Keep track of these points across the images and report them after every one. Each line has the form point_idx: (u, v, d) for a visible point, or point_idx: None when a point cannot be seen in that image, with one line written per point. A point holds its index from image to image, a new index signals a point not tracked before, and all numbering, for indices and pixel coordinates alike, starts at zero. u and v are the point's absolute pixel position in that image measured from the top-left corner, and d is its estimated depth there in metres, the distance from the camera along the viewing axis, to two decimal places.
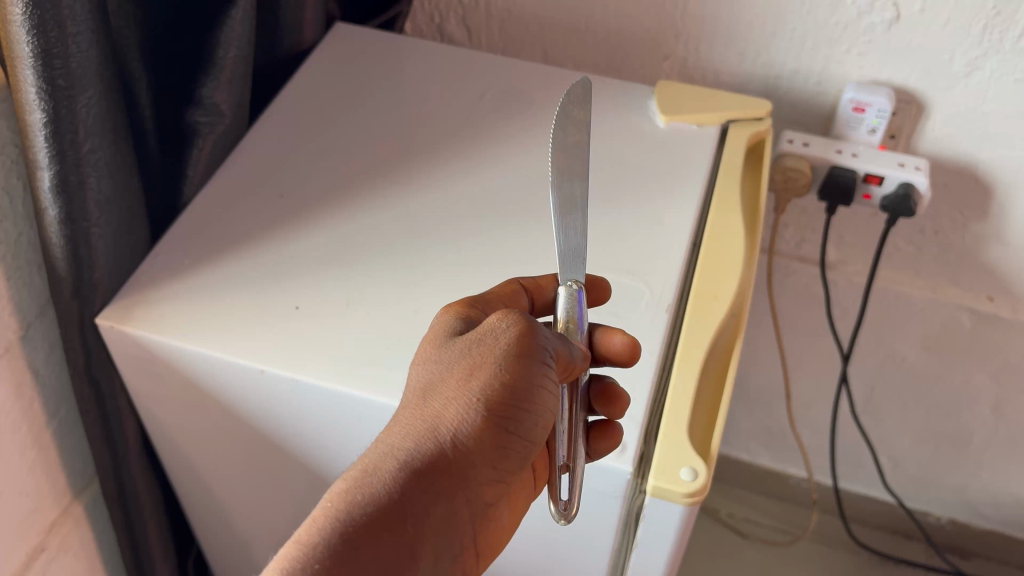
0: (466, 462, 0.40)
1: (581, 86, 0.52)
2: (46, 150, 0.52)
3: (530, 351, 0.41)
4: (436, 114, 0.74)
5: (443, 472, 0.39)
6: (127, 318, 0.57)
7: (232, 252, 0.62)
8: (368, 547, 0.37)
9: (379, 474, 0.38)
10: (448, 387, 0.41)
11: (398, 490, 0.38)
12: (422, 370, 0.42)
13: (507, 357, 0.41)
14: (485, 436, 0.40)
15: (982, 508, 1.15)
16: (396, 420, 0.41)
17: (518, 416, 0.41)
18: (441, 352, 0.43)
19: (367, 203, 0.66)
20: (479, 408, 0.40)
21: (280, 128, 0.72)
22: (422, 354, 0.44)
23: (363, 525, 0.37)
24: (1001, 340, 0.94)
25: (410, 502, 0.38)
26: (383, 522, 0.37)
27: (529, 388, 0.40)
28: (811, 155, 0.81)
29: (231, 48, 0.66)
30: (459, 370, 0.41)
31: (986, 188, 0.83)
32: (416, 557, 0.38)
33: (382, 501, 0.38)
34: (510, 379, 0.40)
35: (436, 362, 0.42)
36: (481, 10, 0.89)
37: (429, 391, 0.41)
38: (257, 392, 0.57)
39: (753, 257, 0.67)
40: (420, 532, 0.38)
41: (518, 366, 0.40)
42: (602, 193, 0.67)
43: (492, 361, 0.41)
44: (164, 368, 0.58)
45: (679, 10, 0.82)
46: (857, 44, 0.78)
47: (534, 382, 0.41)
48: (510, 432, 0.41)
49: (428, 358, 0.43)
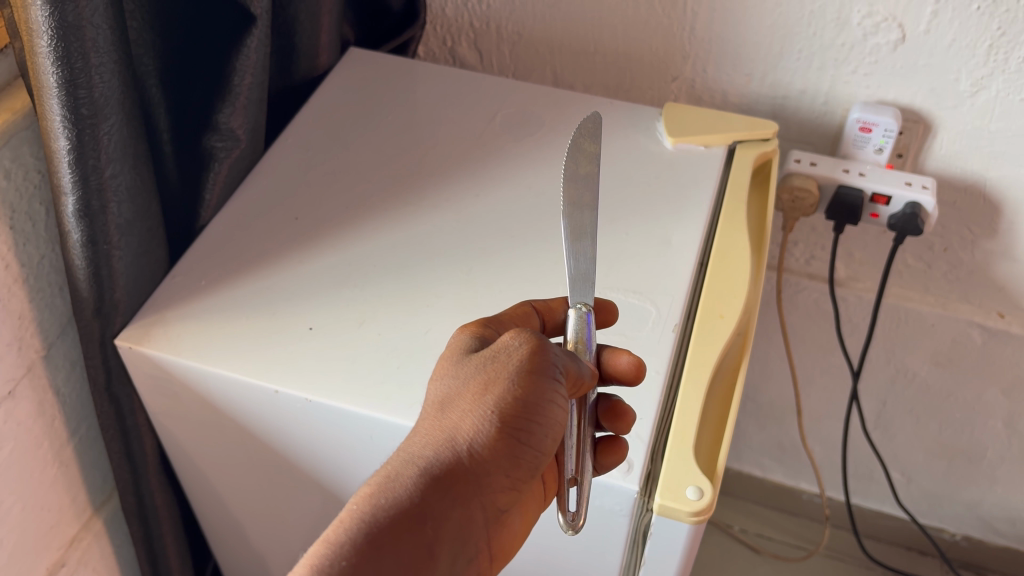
0: (482, 468, 0.41)
1: (591, 120, 0.54)
2: (70, 175, 0.53)
3: (540, 367, 0.42)
4: (447, 136, 0.76)
5: (459, 479, 0.41)
6: (145, 339, 0.59)
7: (247, 273, 0.63)
8: (390, 547, 0.38)
9: (402, 480, 0.40)
10: (463, 399, 0.42)
11: (418, 494, 0.39)
12: (440, 384, 0.44)
13: (520, 372, 0.42)
14: (499, 446, 0.41)
15: (996, 523, 1.14)
16: (415, 432, 0.43)
17: (531, 427, 0.42)
18: (458, 368, 0.44)
19: (378, 225, 0.67)
20: (494, 418, 0.41)
21: (296, 150, 0.74)
22: (438, 369, 0.45)
23: (386, 525, 0.38)
24: (1012, 355, 0.95)
25: (430, 504, 0.39)
26: (406, 523, 0.38)
27: (540, 401, 0.42)
28: (818, 174, 0.81)
29: (247, 75, 0.66)
30: (475, 383, 0.42)
31: (994, 204, 0.84)
32: (435, 556, 0.39)
33: (404, 501, 0.39)
34: (522, 393, 0.42)
35: (453, 377, 0.44)
36: (492, 34, 0.91)
37: (448, 404, 0.42)
38: (271, 411, 0.58)
39: (760, 274, 0.67)
40: (439, 535, 0.39)
41: (530, 381, 0.42)
42: (610, 213, 0.68)
43: (505, 375, 0.42)
44: (180, 388, 0.60)
45: (687, 31, 0.83)
46: (863, 65, 0.79)
47: (545, 396, 0.42)
48: (522, 442, 0.42)
49: (446, 372, 0.44)
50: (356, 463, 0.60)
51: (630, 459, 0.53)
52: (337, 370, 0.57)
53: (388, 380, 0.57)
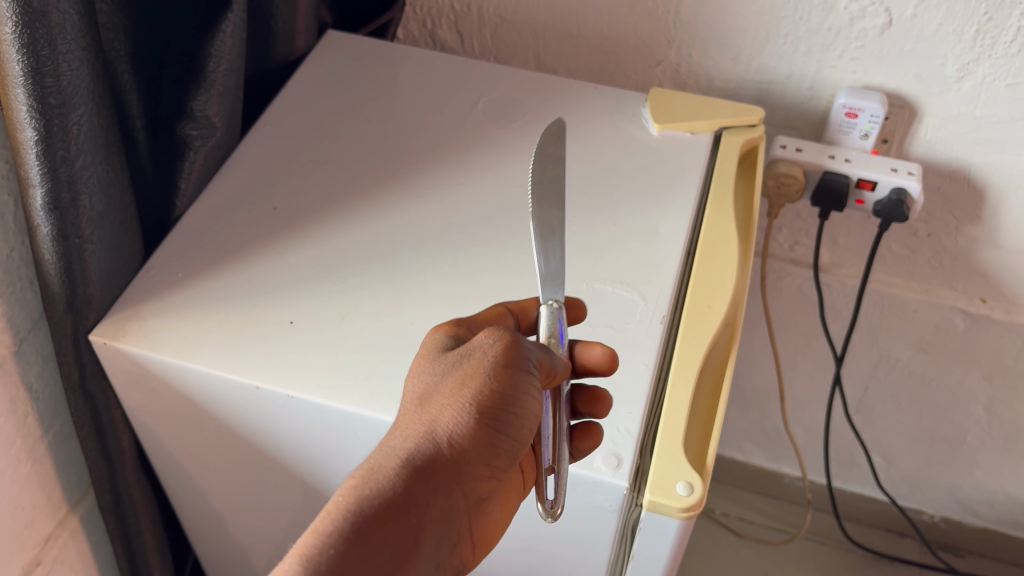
0: (463, 458, 0.40)
1: (556, 126, 0.56)
2: (38, 167, 0.50)
3: (517, 359, 0.42)
4: (430, 122, 0.74)
5: (441, 468, 0.40)
6: (121, 334, 0.57)
7: (226, 265, 0.62)
8: (377, 535, 0.37)
9: (383, 471, 0.39)
10: (441, 391, 0.41)
11: (401, 484, 0.38)
12: (418, 381, 0.43)
13: (498, 364, 0.41)
14: (479, 435, 0.40)
15: (974, 505, 1.16)
16: (394, 428, 0.42)
17: (509, 416, 0.41)
18: (435, 364, 0.43)
19: (361, 216, 0.66)
20: (473, 409, 0.40)
21: (274, 137, 0.72)
22: (416, 366, 0.44)
23: (370, 515, 0.37)
24: (994, 340, 0.95)
25: (415, 493, 0.38)
26: (389, 513, 0.37)
27: (518, 392, 0.41)
28: (804, 161, 0.80)
29: (222, 61, 0.63)
30: (453, 377, 0.42)
31: (979, 191, 0.84)
32: (420, 544, 0.38)
33: (386, 490, 0.38)
34: (500, 384, 0.41)
35: (431, 373, 0.43)
36: (473, 16, 0.89)
37: (426, 398, 0.41)
38: (253, 407, 0.57)
39: (748, 263, 0.66)
40: (424, 525, 0.38)
41: (507, 372, 0.41)
42: (596, 204, 0.67)
43: (482, 368, 0.41)
44: (159, 384, 0.58)
45: (672, 14, 0.82)
46: (850, 49, 0.79)
47: (521, 387, 0.41)
48: (502, 432, 0.41)
49: (423, 369, 0.43)
50: (341, 460, 0.59)
51: (620, 455, 0.52)
52: (321, 366, 0.56)
53: (376, 374, 0.55)
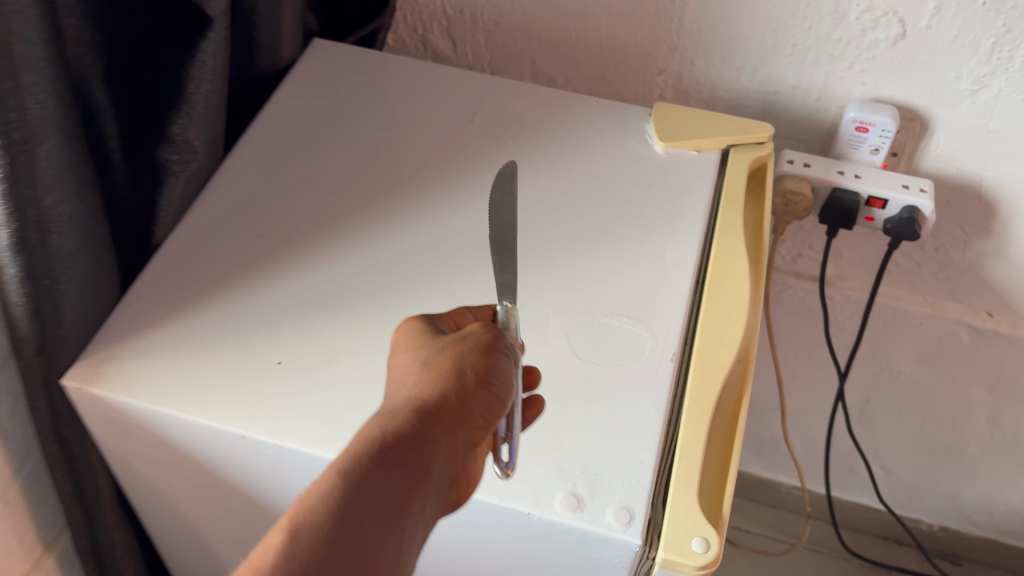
0: (463, 412, 0.42)
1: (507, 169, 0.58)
2: (3, 207, 0.46)
3: (498, 341, 0.45)
4: (423, 139, 0.71)
5: (441, 425, 0.41)
6: (96, 378, 0.53)
7: (209, 299, 0.58)
8: (388, 476, 0.38)
9: (390, 420, 0.40)
10: (437, 358, 0.43)
11: (407, 432, 0.40)
12: (408, 353, 0.45)
13: (485, 342, 0.44)
14: (474, 398, 0.42)
15: (973, 514, 1.15)
16: (388, 395, 0.43)
17: (501, 380, 0.43)
18: (420, 343, 0.45)
19: (352, 243, 0.62)
20: (471, 371, 0.43)
21: (257, 157, 0.68)
22: (403, 342, 0.45)
23: (386, 453, 0.38)
24: (1000, 355, 0.93)
25: (418, 440, 0.40)
26: (403, 452, 0.39)
27: (503, 368, 0.44)
28: (812, 177, 0.77)
29: (203, 83, 0.60)
30: (446, 347, 0.44)
31: (990, 205, 0.81)
32: (429, 484, 0.39)
33: (397, 433, 0.39)
34: (487, 359, 0.44)
35: (418, 349, 0.44)
36: (465, 21, 0.85)
37: (422, 365, 0.43)
38: (238, 455, 0.54)
39: (759, 291, 0.63)
40: (426, 470, 0.39)
41: (493, 349, 0.44)
42: (599, 229, 0.64)
43: (474, 340, 0.44)
44: (138, 429, 0.55)
45: (675, 22, 0.78)
46: (860, 60, 0.75)
47: (502, 362, 0.44)
48: (492, 399, 0.43)
49: (409, 347, 0.45)
50: None
51: (632, 509, 0.49)
52: (309, 413, 0.52)
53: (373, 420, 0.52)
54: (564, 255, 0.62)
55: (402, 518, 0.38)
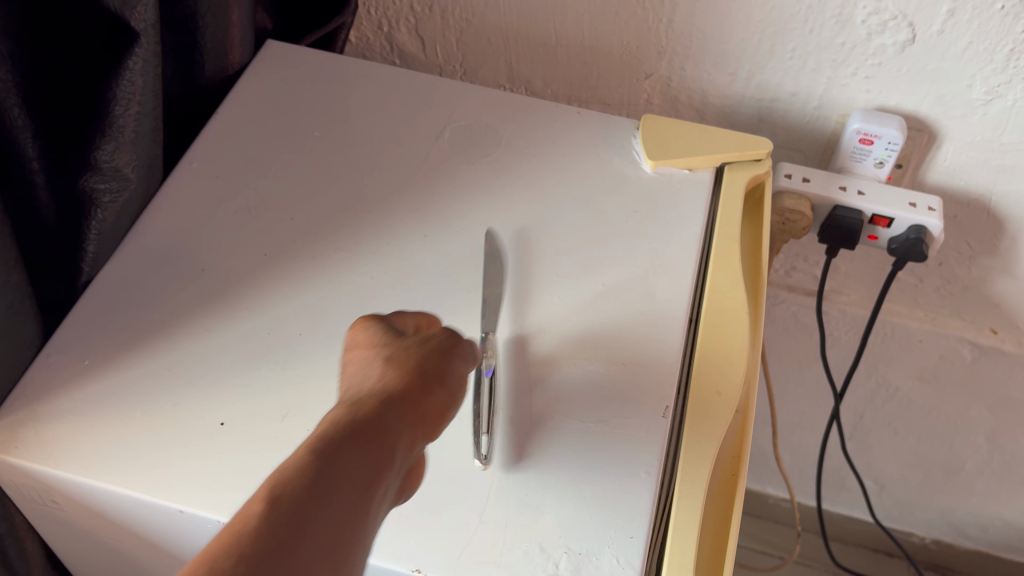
0: (423, 407, 0.39)
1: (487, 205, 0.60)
2: None
3: (459, 344, 0.43)
4: (387, 156, 0.64)
5: (409, 411, 0.38)
6: (10, 446, 0.47)
7: (142, 347, 0.51)
8: (358, 458, 0.34)
9: (353, 408, 0.37)
10: (395, 355, 0.41)
11: (373, 416, 0.36)
12: (363, 354, 0.42)
13: (444, 343, 0.42)
14: (435, 392, 0.40)
15: (967, 528, 1.11)
16: (343, 391, 0.40)
17: (457, 382, 0.41)
18: (375, 344, 0.42)
19: (306, 278, 0.56)
20: (432, 368, 0.40)
21: (201, 178, 0.61)
22: (357, 346, 0.43)
23: (350, 439, 0.35)
24: (1003, 374, 0.87)
25: (384, 426, 0.36)
26: (369, 432, 0.36)
27: (461, 372, 0.42)
28: (812, 194, 0.71)
29: (131, 103, 0.53)
30: (404, 349, 0.41)
31: (999, 220, 0.75)
32: (391, 474, 0.36)
33: (361, 421, 0.36)
34: (447, 359, 0.41)
35: (374, 350, 0.42)
36: (435, 20, 0.79)
37: (383, 360, 0.41)
38: (178, 529, 0.47)
39: (758, 332, 0.58)
40: (393, 457, 0.36)
41: (451, 351, 0.42)
42: (582, 260, 0.58)
43: (436, 341, 0.42)
44: (63, 500, 0.48)
45: (664, 24, 0.72)
46: (864, 67, 0.68)
47: (460, 363, 0.42)
48: (452, 397, 0.41)
49: (363, 350, 0.42)
50: None
51: None
52: (254, 482, 0.46)
53: None
54: (543, 292, 0.56)
55: (368, 499, 0.34)
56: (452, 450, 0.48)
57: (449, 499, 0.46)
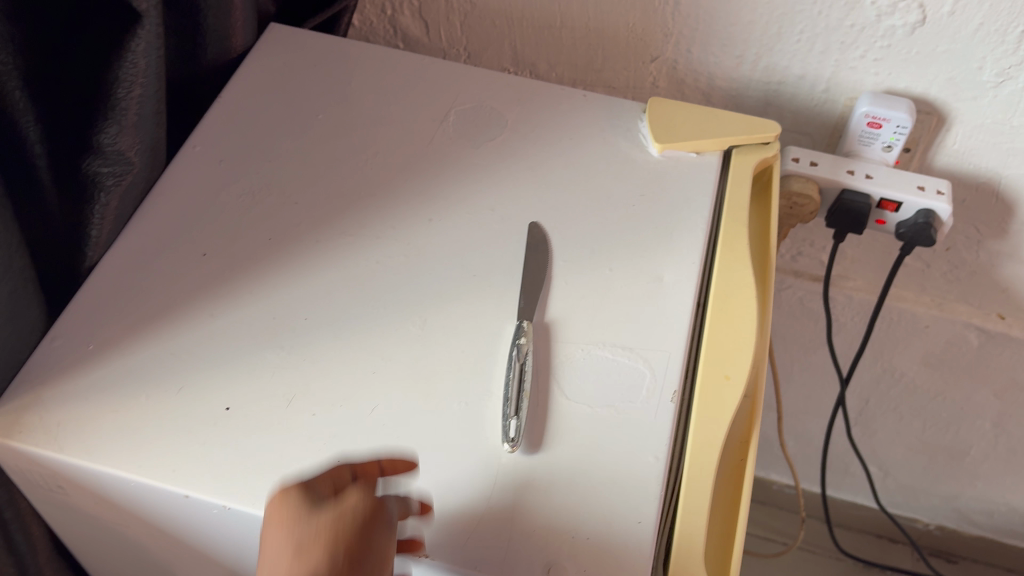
0: None
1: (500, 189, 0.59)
2: None
3: (378, 518, 0.42)
4: (392, 140, 0.63)
5: None
6: (14, 430, 0.46)
7: (147, 332, 0.51)
8: None
9: None
10: (311, 551, 0.40)
11: None
12: (282, 531, 0.41)
13: (362, 527, 0.41)
14: None
15: (971, 514, 1.11)
16: None
17: (375, 562, 0.41)
18: (295, 515, 0.41)
19: (311, 262, 0.55)
20: (343, 555, 0.40)
21: (206, 161, 0.60)
22: (274, 517, 0.42)
23: None
24: (1009, 359, 0.87)
25: None
26: None
27: (380, 549, 0.41)
28: (819, 177, 0.70)
29: (134, 86, 0.52)
30: (323, 533, 0.41)
31: (1007, 204, 0.74)
32: None
33: None
34: (365, 549, 0.41)
35: (293, 527, 0.41)
36: (439, 2, 0.78)
37: (295, 549, 0.40)
38: (184, 515, 0.47)
39: (766, 316, 0.57)
40: None
41: (370, 532, 0.41)
42: (588, 245, 0.58)
43: (351, 518, 0.41)
44: (68, 485, 0.48)
45: (670, 7, 0.71)
46: (873, 49, 0.68)
47: (378, 541, 0.41)
48: None
49: (281, 525, 0.41)
50: None
51: None
52: (260, 468, 0.46)
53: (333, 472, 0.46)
54: (549, 277, 0.56)
55: None
56: (460, 434, 0.48)
57: (456, 485, 0.46)
